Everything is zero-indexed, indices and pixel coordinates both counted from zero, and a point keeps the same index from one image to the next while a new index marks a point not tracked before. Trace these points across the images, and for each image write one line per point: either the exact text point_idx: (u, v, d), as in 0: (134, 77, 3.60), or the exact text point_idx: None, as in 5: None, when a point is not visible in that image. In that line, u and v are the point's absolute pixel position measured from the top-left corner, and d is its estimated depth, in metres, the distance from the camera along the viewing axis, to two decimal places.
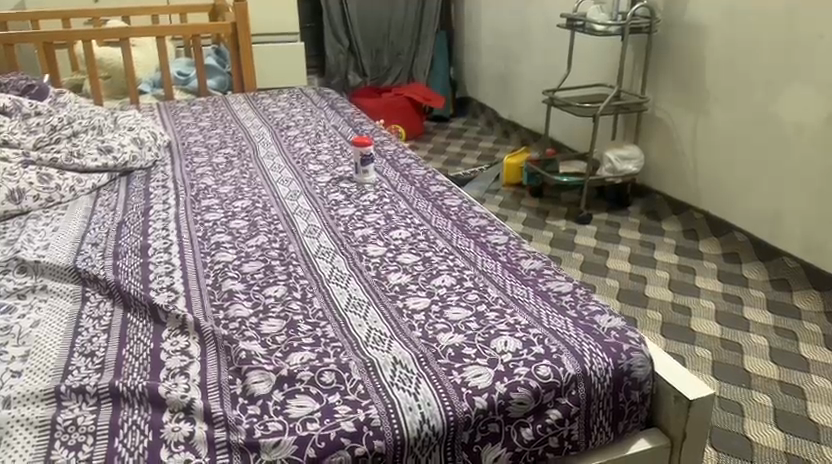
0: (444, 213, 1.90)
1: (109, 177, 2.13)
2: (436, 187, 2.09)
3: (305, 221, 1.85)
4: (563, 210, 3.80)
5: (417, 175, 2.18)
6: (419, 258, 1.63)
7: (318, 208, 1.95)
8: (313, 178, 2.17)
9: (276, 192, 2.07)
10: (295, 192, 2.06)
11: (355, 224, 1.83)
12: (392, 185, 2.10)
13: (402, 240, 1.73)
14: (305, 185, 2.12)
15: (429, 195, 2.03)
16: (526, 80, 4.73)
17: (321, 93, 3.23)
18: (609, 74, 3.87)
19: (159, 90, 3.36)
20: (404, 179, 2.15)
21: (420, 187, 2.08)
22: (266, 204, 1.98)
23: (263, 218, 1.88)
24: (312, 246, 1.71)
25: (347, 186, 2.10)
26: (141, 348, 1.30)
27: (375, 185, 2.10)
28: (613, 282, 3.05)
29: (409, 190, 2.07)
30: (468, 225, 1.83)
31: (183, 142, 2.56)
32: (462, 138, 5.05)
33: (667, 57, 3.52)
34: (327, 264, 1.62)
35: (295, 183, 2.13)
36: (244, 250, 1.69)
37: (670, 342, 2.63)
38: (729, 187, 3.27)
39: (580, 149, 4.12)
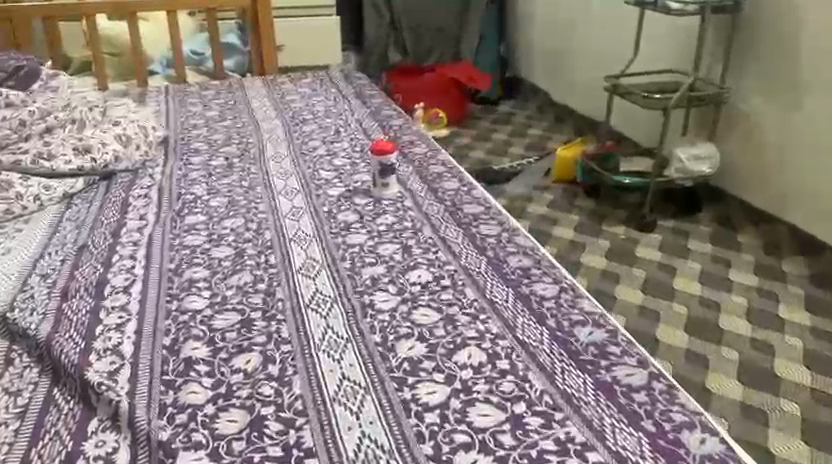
0: (470, 252, 1.64)
1: (84, 182, 1.81)
2: (465, 216, 1.80)
3: (301, 249, 1.62)
4: (623, 213, 3.35)
5: (444, 196, 1.89)
6: (440, 316, 1.40)
7: (330, 238, 1.68)
8: (322, 195, 1.87)
9: (277, 210, 1.78)
10: (295, 212, 1.78)
11: (365, 258, 1.60)
12: (414, 208, 1.82)
13: (420, 286, 1.50)
14: (310, 204, 1.82)
15: (455, 227, 1.74)
16: (584, 61, 4.23)
17: (348, 78, 2.86)
18: (683, 60, 3.36)
19: (171, 71, 3.04)
20: (429, 204, 1.85)
21: (451, 207, 1.84)
22: (257, 231, 1.69)
23: (253, 247, 1.61)
24: (307, 294, 1.46)
25: (358, 208, 1.81)
26: (56, 448, 1.04)
27: (391, 211, 1.80)
28: (681, 309, 2.62)
29: (434, 218, 1.78)
30: (502, 270, 1.58)
31: (182, 135, 2.23)
32: (509, 124, 4.61)
33: (740, 44, 3.07)
34: (319, 321, 1.38)
35: (300, 201, 1.83)
36: (223, 295, 1.43)
37: (748, 391, 2.22)
38: (810, 192, 2.82)
39: (643, 143, 3.65)
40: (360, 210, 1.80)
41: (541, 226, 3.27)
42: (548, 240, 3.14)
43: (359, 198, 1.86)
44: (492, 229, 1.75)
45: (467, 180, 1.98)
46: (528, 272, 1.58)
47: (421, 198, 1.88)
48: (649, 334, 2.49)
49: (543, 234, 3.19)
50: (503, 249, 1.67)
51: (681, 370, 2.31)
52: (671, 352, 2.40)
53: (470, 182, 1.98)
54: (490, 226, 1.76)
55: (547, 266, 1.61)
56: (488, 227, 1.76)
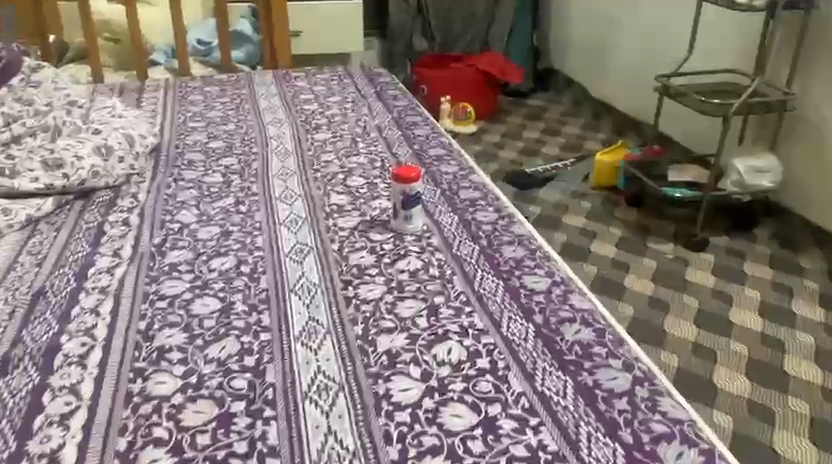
0: (515, 319, 1.21)
1: (54, 203, 1.55)
2: (513, 259, 1.39)
3: (301, 304, 1.22)
4: (670, 229, 3.02)
5: (480, 232, 1.49)
6: (484, 421, 0.99)
7: (334, 290, 1.26)
8: (332, 228, 1.48)
9: (278, 247, 1.41)
10: (297, 250, 1.40)
11: (377, 322, 1.18)
12: (445, 248, 1.41)
13: (456, 370, 1.08)
14: (317, 239, 1.44)
15: (498, 280, 1.32)
16: (627, 55, 3.87)
17: (369, 75, 2.55)
18: (745, 59, 2.99)
19: (174, 62, 2.77)
20: (466, 241, 1.45)
21: (494, 249, 1.43)
22: (250, 278, 1.30)
23: (244, 300, 1.23)
24: (305, 378, 1.05)
25: (377, 247, 1.41)
26: None
27: (420, 249, 1.40)
28: (739, 348, 2.30)
29: (474, 264, 1.36)
30: (556, 349, 1.14)
31: (177, 142, 1.95)
32: (542, 120, 4.26)
33: (812, 45, 2.70)
34: (314, 425, 0.97)
35: (302, 235, 1.46)
36: (198, 375, 1.05)
37: (824, 455, 1.91)
38: None
39: (694, 150, 3.29)
40: (377, 247, 1.40)
41: (578, 243, 2.93)
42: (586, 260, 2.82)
43: (375, 229, 1.47)
44: (540, 280, 1.33)
45: (507, 208, 1.60)
46: (587, 353, 1.14)
47: (458, 233, 1.48)
48: (703, 378, 2.17)
49: (579, 251, 2.87)
50: (556, 312, 1.23)
51: (742, 426, 2.00)
52: (730, 402, 2.08)
53: (511, 212, 1.59)
54: (544, 273, 1.35)
55: (614, 343, 1.16)
56: (534, 276, 1.34)
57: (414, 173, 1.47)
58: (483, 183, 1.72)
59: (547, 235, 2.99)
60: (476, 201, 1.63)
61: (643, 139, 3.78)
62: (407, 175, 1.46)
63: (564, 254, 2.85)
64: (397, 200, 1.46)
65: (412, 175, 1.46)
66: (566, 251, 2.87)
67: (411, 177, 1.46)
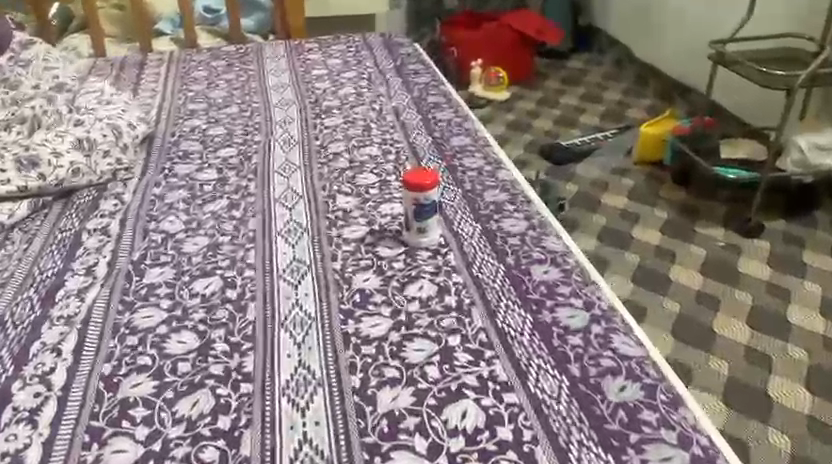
0: (544, 370, 1.04)
1: (29, 206, 1.40)
2: (541, 286, 1.21)
3: (293, 346, 1.08)
4: (721, 211, 2.75)
5: (504, 248, 1.30)
6: None
7: (334, 327, 1.11)
8: (335, 241, 1.31)
9: (274, 265, 1.25)
10: (294, 269, 1.24)
11: (382, 367, 1.04)
12: (462, 267, 1.24)
13: (470, 439, 0.92)
14: (317, 256, 1.27)
15: (527, 314, 1.15)
16: (678, 16, 3.53)
17: (388, 45, 2.31)
18: (810, 25, 2.68)
19: (181, 31, 2.57)
20: (485, 258, 1.27)
21: (519, 267, 1.25)
22: (237, 308, 1.15)
23: (226, 337, 1.09)
24: (285, 453, 0.91)
25: (382, 266, 1.24)
26: None
27: (437, 267, 1.23)
28: (798, 354, 2.07)
29: (494, 291, 1.19)
30: (593, 414, 0.97)
31: (173, 128, 1.78)
32: (581, 84, 3.96)
33: None
34: None
35: (301, 249, 1.29)
36: (163, 441, 0.91)
37: None
38: None
39: (752, 124, 3.01)
40: (388, 266, 1.24)
41: (619, 226, 2.68)
42: (627, 246, 2.58)
43: (385, 242, 1.30)
44: (577, 315, 1.15)
45: (536, 219, 1.38)
46: (635, 420, 0.96)
47: (480, 246, 1.30)
48: (758, 389, 1.95)
49: (620, 236, 2.62)
50: (593, 360, 1.06)
51: (802, 447, 1.79)
52: (788, 418, 1.86)
53: (542, 221, 1.38)
54: (577, 307, 1.16)
55: (668, 407, 0.98)
56: (569, 309, 1.16)
57: (430, 179, 1.26)
58: (511, 181, 1.50)
59: (585, 216, 2.74)
60: (502, 208, 1.41)
61: (692, 109, 3.46)
62: (421, 182, 1.25)
63: (603, 239, 2.61)
64: (411, 210, 1.28)
65: (427, 182, 1.25)
66: (605, 235, 2.63)
67: (426, 184, 1.25)
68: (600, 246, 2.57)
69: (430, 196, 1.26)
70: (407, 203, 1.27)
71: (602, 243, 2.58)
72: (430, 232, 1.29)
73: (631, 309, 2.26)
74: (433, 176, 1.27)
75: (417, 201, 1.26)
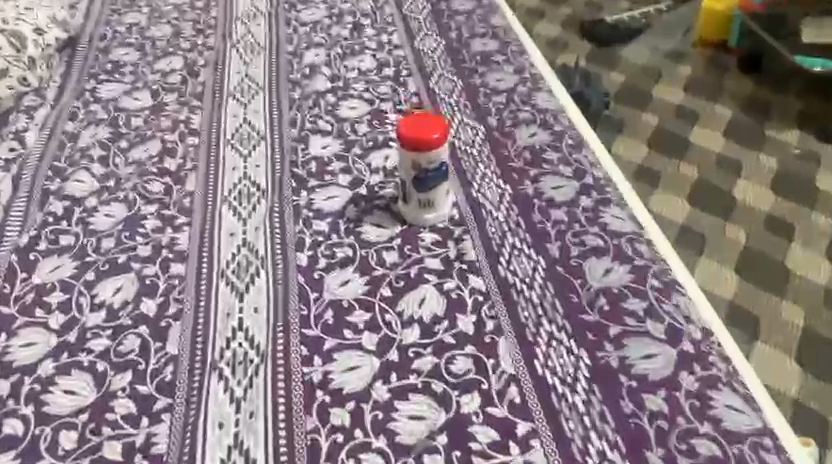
0: (609, 461, 0.63)
1: None
2: (601, 297, 0.78)
3: (221, 407, 0.69)
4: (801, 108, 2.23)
5: (548, 227, 0.86)
6: None
7: (287, 375, 0.71)
8: (304, 215, 0.90)
9: (217, 255, 0.85)
10: (240, 265, 0.84)
11: (349, 455, 0.64)
12: (484, 264, 0.81)
13: None
14: (276, 240, 0.87)
15: (580, 348, 0.73)
16: None
17: None
18: None
19: None
20: (517, 247, 0.83)
21: (569, 257, 0.82)
22: (155, 333, 0.77)
23: (132, 385, 0.72)
24: None
25: (368, 260, 0.83)
26: None
27: (446, 261, 0.82)
28: None
29: (529, 308, 0.76)
30: None
31: (104, 28, 1.34)
32: None
33: None
34: None
35: (253, 227, 0.88)
36: None
37: None
38: None
39: None
40: (379, 259, 0.83)
41: (674, 123, 1.92)
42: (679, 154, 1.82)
43: (373, 214, 0.89)
44: (656, 356, 0.72)
45: (591, 178, 0.92)
46: None
47: (509, 223, 0.87)
48: None
49: (674, 137, 1.87)
50: (685, 445, 0.65)
51: None
52: None
53: (598, 181, 0.92)
54: (658, 340, 0.73)
55: None
56: (642, 343, 0.73)
57: (438, 129, 0.81)
58: (555, 110, 1.04)
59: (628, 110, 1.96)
60: (542, 156, 0.96)
61: None
62: (423, 136, 0.80)
63: (652, 141, 1.86)
64: (409, 177, 0.84)
65: (433, 134, 0.80)
66: (655, 135, 1.88)
67: (432, 139, 0.80)
68: (649, 151, 1.83)
69: (438, 157, 0.82)
70: (404, 168, 0.83)
71: (650, 147, 1.84)
72: (437, 206, 0.86)
73: (689, 242, 1.56)
74: (441, 122, 0.82)
75: (420, 165, 0.82)
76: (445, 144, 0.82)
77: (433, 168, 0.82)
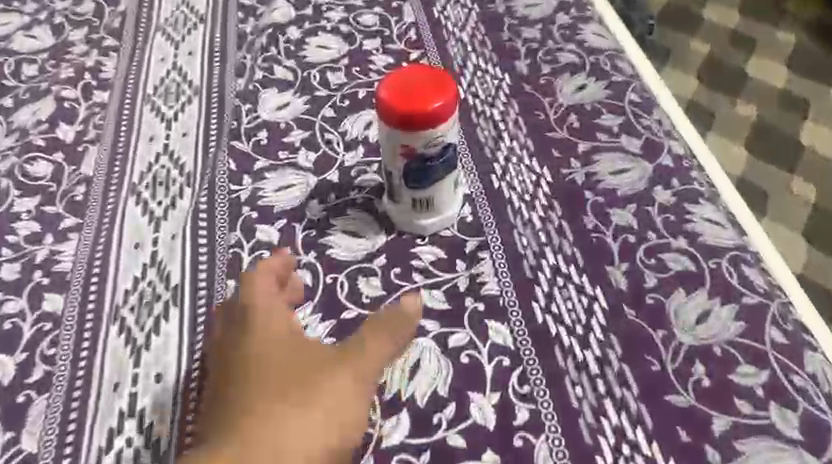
0: None
1: None
2: (696, 363, 0.50)
3: None
4: None
5: (607, 238, 0.56)
6: None
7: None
8: (245, 215, 0.61)
9: (112, 284, 0.58)
10: (144, 301, 0.56)
11: None
12: (512, 303, 0.53)
13: None
14: (200, 258, 0.58)
15: (666, 458, 0.46)
16: None
17: None
18: None
19: None
20: (562, 273, 0.54)
21: (647, 291, 0.53)
22: (9, 416, 0.51)
23: None
24: None
25: (337, 293, 0.55)
26: None
27: (452, 296, 0.54)
28: None
29: (583, 384, 0.49)
30: None
31: None
32: None
33: None
34: None
35: (167, 236, 0.60)
36: None
37: None
38: None
39: None
40: (352, 294, 0.55)
41: (734, 50, 1.33)
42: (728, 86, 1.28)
43: (346, 215, 0.60)
44: None
45: (668, 159, 0.63)
46: None
47: (548, 231, 0.57)
48: None
49: (733, 69, 1.30)
50: None
51: None
52: None
53: (679, 163, 0.62)
54: (789, 443, 0.46)
55: None
56: (766, 450, 0.46)
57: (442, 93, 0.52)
58: (612, 51, 0.73)
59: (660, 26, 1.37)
60: (595, 122, 0.66)
61: None
62: (419, 105, 0.51)
63: (703, 74, 1.30)
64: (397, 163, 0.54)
65: (435, 102, 0.51)
66: (708, 66, 1.31)
67: (433, 108, 0.51)
68: (699, 86, 1.28)
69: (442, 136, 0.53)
70: (390, 150, 0.54)
71: (700, 81, 1.29)
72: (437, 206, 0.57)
73: (747, 202, 1.13)
74: (445, 82, 0.52)
75: (414, 148, 0.53)
76: (452, 117, 0.53)
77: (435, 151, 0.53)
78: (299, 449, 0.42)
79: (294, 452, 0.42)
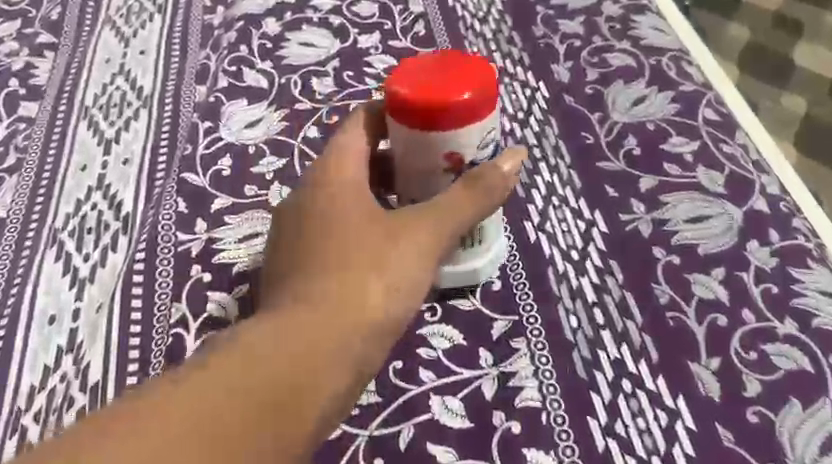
0: None
1: None
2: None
3: None
4: None
5: (687, 318, 0.41)
6: None
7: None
8: (194, 276, 0.46)
9: (17, 376, 0.43)
10: (55, 403, 0.41)
11: None
12: (560, 420, 0.38)
13: None
14: (131, 341, 0.43)
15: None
16: None
17: None
18: None
19: None
20: (627, 372, 0.39)
21: (748, 399, 0.38)
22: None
23: None
24: None
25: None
26: None
27: (475, 407, 0.39)
28: None
29: None
30: None
31: None
32: None
33: None
34: None
35: (92, 307, 0.45)
36: None
37: None
38: None
39: None
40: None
41: (784, 31, 0.82)
42: None
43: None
44: None
45: (763, 203, 0.47)
46: None
47: (605, 308, 0.42)
48: None
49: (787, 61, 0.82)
50: None
51: None
52: None
53: (777, 207, 0.47)
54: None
55: None
56: None
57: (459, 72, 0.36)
58: (676, 51, 0.56)
59: None
60: (660, 148, 0.50)
61: None
62: (440, 97, 0.36)
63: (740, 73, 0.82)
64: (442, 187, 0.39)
65: (463, 93, 0.36)
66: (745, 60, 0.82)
67: (462, 101, 0.36)
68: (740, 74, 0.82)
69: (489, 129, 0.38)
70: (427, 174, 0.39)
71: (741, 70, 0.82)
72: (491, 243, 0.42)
73: None
74: (485, 69, 0.37)
75: (460, 159, 0.38)
76: (486, 118, 0.37)
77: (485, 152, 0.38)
78: (371, 313, 0.33)
79: (366, 317, 0.33)
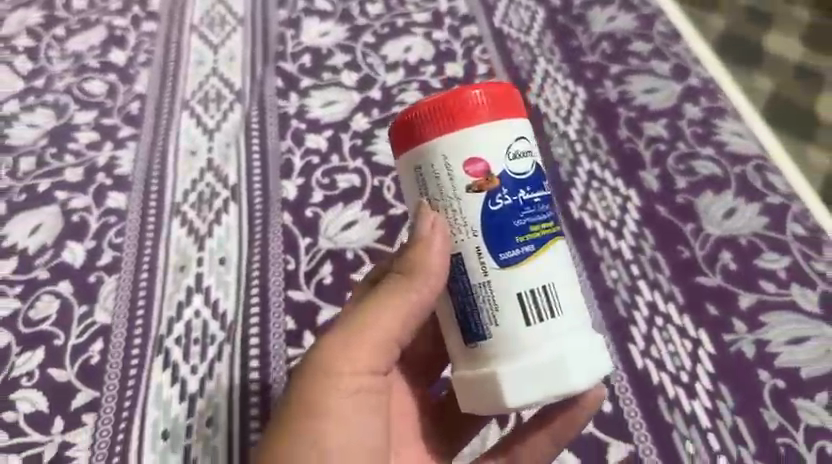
0: None
1: None
2: (724, 250, 0.53)
3: (163, 405, 0.49)
4: None
5: (640, 147, 0.60)
6: None
7: (264, 363, 0.50)
8: (294, 127, 0.64)
9: (173, 182, 0.61)
10: (205, 198, 0.59)
11: None
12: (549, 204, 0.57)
13: None
14: (254, 163, 0.61)
15: (697, 327, 0.50)
16: None
17: None
18: None
19: None
20: (597, 178, 0.59)
21: (678, 189, 0.57)
22: (81, 292, 0.54)
23: (46, 369, 0.51)
24: None
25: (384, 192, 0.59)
26: None
27: None
28: None
29: (619, 268, 0.53)
30: None
31: None
32: None
33: None
34: None
35: (223, 143, 0.64)
36: None
37: None
38: None
39: None
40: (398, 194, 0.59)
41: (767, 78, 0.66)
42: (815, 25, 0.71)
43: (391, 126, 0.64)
44: (809, 340, 0.49)
45: (696, 80, 0.66)
46: None
47: (583, 144, 0.61)
48: None
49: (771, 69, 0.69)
50: None
51: None
52: None
53: (707, 83, 0.65)
54: (810, 316, 0.50)
55: None
56: (785, 320, 0.50)
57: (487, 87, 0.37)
58: None
59: None
60: (626, 48, 0.69)
61: None
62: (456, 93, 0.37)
63: (748, 80, 0.68)
64: (457, 216, 0.37)
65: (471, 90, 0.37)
66: (735, 48, 0.70)
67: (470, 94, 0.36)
68: (766, 35, 0.72)
69: (520, 137, 0.37)
70: (471, 203, 0.36)
71: (764, 27, 0.73)
72: (513, 343, 0.36)
73: None
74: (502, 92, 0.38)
75: (489, 170, 0.36)
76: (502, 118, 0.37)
77: (525, 164, 0.37)
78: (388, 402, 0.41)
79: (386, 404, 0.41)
